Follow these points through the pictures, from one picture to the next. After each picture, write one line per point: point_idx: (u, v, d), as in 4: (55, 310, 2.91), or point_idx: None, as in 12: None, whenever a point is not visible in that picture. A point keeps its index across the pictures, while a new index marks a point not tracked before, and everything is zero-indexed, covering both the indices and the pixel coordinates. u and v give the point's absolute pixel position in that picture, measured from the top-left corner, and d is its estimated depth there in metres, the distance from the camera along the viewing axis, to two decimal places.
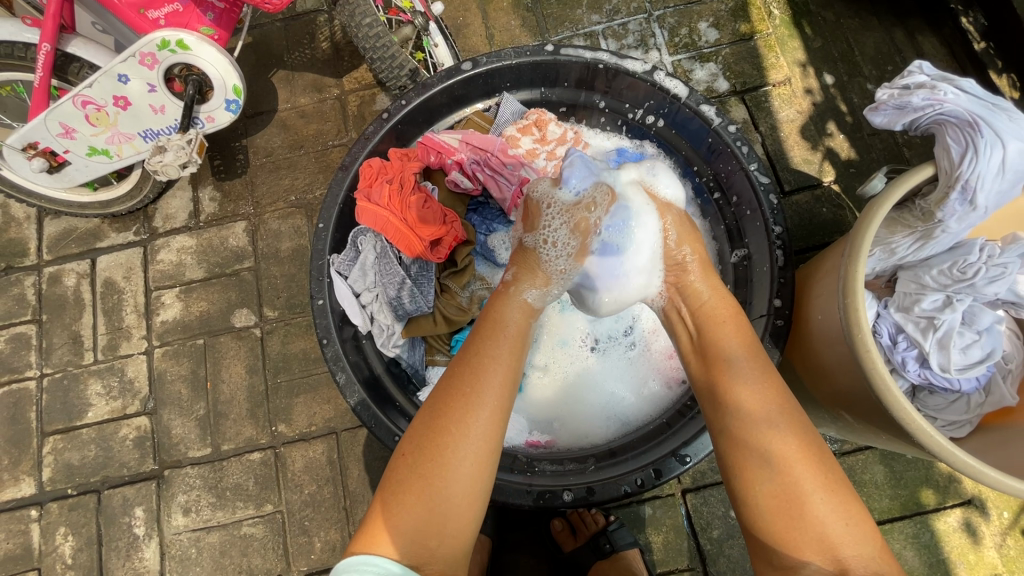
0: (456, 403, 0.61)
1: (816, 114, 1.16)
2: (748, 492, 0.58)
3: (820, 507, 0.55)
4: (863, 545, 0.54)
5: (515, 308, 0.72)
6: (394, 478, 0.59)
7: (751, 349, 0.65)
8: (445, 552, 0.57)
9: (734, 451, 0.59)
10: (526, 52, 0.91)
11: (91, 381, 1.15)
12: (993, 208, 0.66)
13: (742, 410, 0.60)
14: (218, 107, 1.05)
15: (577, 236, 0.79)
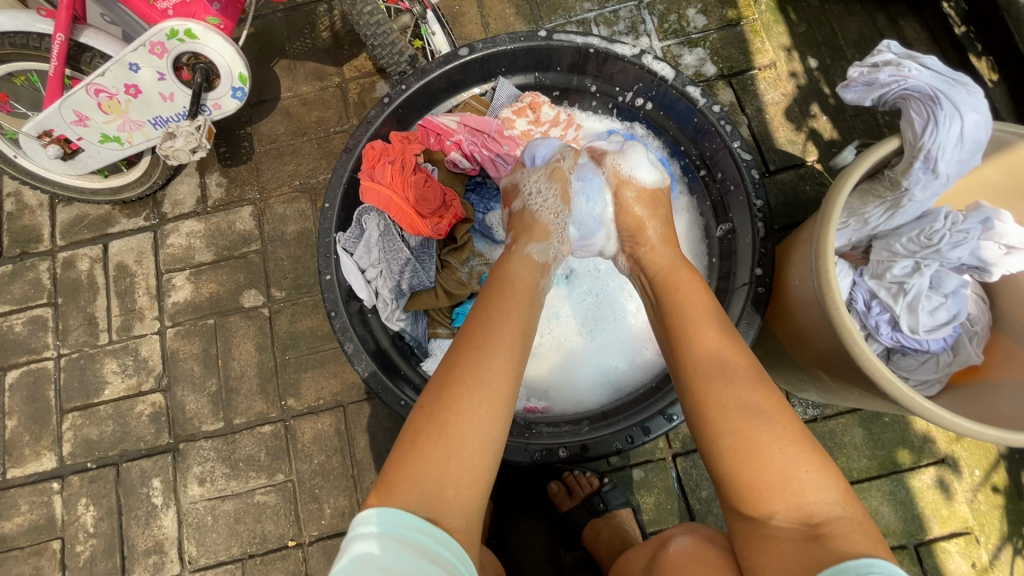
0: (481, 358, 0.63)
1: (800, 97, 1.20)
2: (711, 444, 0.60)
3: (784, 452, 0.57)
4: (827, 490, 0.55)
5: (520, 263, 0.80)
6: (417, 427, 0.60)
7: (706, 305, 0.70)
8: (461, 505, 0.56)
9: (696, 407, 0.62)
10: (520, 38, 0.95)
11: (107, 360, 1.20)
12: (955, 177, 0.70)
13: (699, 365, 0.64)
14: (225, 94, 1.09)
15: (554, 183, 0.90)
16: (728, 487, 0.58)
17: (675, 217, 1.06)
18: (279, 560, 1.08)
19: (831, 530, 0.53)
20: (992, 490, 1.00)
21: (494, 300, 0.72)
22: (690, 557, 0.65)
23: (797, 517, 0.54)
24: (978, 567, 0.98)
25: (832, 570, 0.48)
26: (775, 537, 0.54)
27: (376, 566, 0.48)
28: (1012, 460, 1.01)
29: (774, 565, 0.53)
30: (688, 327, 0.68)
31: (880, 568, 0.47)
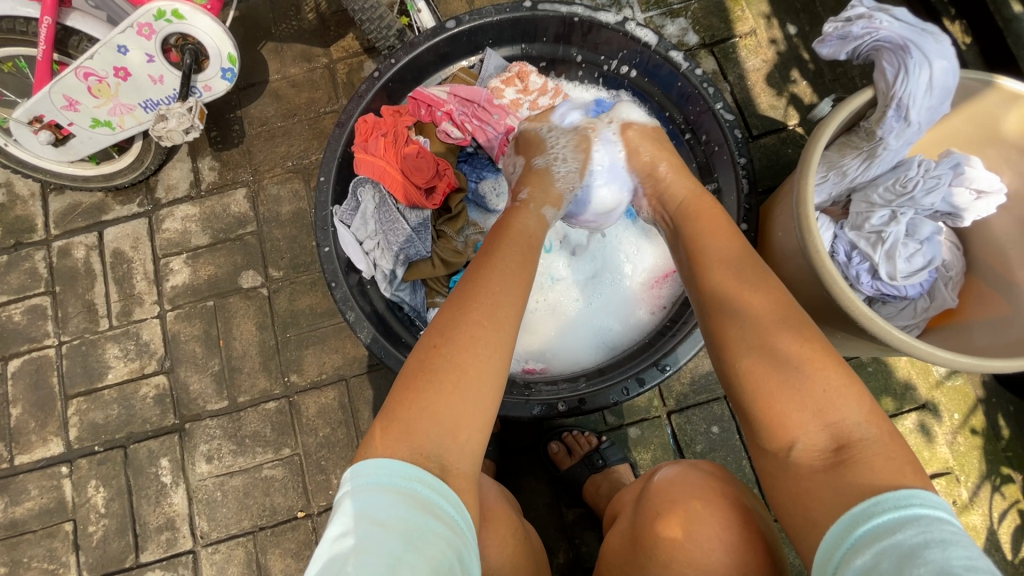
0: (498, 302, 0.64)
1: (780, 63, 1.23)
2: (734, 377, 0.62)
3: (804, 381, 0.57)
4: (849, 411, 0.56)
5: (533, 218, 0.81)
6: (429, 368, 0.59)
7: (726, 240, 0.71)
8: (471, 447, 0.59)
9: (717, 330, 0.65)
10: (506, 9, 0.98)
11: (108, 345, 1.21)
12: (927, 124, 0.74)
13: (718, 290, 0.67)
14: (214, 75, 1.10)
15: (580, 152, 0.92)
16: (751, 420, 0.60)
17: None
18: (289, 531, 1.11)
19: (853, 456, 0.53)
20: (971, 433, 1.06)
21: (511, 251, 0.72)
22: (675, 482, 0.69)
23: (818, 446, 0.56)
24: (959, 505, 1.03)
25: (868, 501, 0.50)
26: (798, 466, 0.56)
27: (373, 521, 0.48)
28: (987, 403, 1.07)
29: (800, 494, 0.55)
30: (708, 270, 0.70)
31: (920, 500, 0.48)
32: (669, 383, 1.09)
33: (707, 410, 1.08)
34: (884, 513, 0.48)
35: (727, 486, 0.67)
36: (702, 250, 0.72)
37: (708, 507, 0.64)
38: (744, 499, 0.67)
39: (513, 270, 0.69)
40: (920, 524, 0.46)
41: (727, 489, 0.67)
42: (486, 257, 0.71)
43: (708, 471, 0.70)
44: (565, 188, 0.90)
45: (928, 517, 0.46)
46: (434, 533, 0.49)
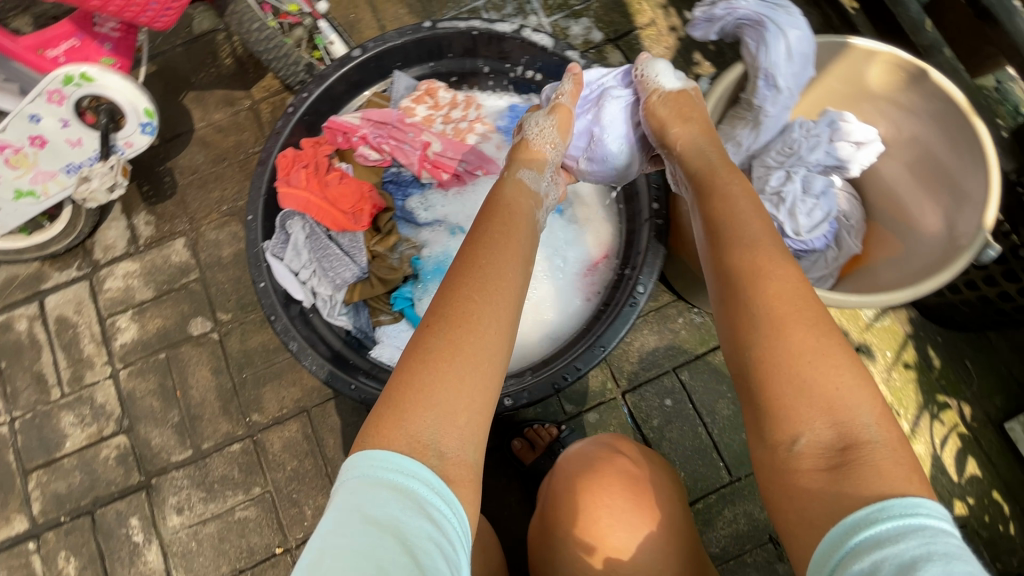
0: (486, 277, 0.65)
1: (682, 48, 1.29)
2: (742, 357, 0.57)
3: (818, 373, 0.52)
4: (861, 410, 0.51)
5: (511, 184, 0.80)
6: (427, 349, 0.58)
7: (745, 218, 0.66)
8: (473, 430, 0.56)
9: (731, 304, 0.60)
10: (407, 32, 1.01)
11: (63, 414, 1.20)
12: (797, 89, 0.80)
13: (737, 262, 0.62)
14: (134, 132, 1.11)
15: (553, 116, 0.91)
16: (755, 405, 0.56)
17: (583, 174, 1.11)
18: (269, 569, 1.11)
19: (859, 458, 0.49)
20: (904, 367, 1.15)
21: (496, 227, 0.73)
22: (575, 458, 0.78)
23: (824, 441, 0.51)
24: None
25: (872, 506, 0.45)
26: (797, 460, 0.51)
27: (364, 518, 0.46)
28: (916, 338, 1.17)
29: (795, 491, 0.51)
30: (727, 247, 0.65)
31: (927, 510, 0.44)
32: (620, 365, 1.14)
33: (659, 385, 1.13)
34: (888, 520, 0.43)
35: (618, 452, 0.76)
36: (725, 228, 0.66)
37: (598, 474, 0.72)
38: (636, 461, 0.75)
39: (501, 248, 0.69)
40: (924, 536, 0.41)
41: (618, 456, 0.75)
42: (474, 236, 0.71)
43: (601, 441, 0.79)
44: (547, 158, 0.88)
45: (932, 529, 0.42)
46: (426, 537, 0.47)
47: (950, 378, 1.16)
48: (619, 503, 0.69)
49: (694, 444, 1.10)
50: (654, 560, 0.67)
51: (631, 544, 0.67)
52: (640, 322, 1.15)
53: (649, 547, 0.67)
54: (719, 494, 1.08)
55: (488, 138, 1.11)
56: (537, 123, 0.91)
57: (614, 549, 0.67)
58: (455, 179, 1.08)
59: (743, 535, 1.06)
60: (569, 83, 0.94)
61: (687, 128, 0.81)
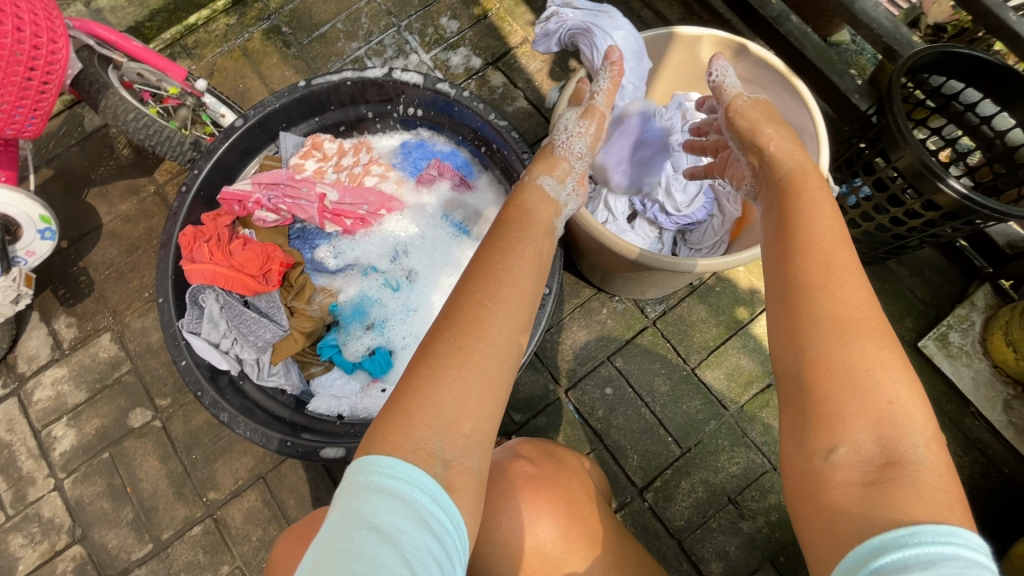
0: (500, 283, 0.57)
1: (557, 58, 1.36)
2: (794, 352, 0.49)
3: (874, 383, 0.46)
4: (911, 428, 0.45)
5: (531, 192, 0.70)
6: (431, 352, 0.53)
7: (820, 209, 0.56)
8: (480, 437, 0.52)
9: (796, 295, 0.51)
10: (283, 93, 1.05)
11: (11, 537, 1.16)
12: (638, 81, 0.93)
13: (814, 248, 0.52)
14: (33, 239, 1.10)
15: (586, 122, 0.80)
16: (794, 403, 0.49)
17: (483, 193, 1.15)
18: None
19: (899, 478, 0.43)
20: None
21: (511, 228, 0.64)
22: None
23: (865, 456, 0.44)
24: None
25: (902, 530, 0.40)
26: (833, 472, 0.45)
27: (365, 523, 0.44)
28: None
29: (825, 507, 0.45)
30: (797, 236, 0.54)
31: (961, 539, 0.38)
32: (558, 364, 1.18)
33: (598, 376, 1.16)
34: (917, 547, 0.38)
35: (516, 456, 0.80)
36: (794, 216, 0.56)
37: (499, 481, 0.75)
38: (533, 461, 0.80)
39: (506, 245, 0.61)
40: (954, 565, 0.37)
41: (517, 460, 0.79)
42: (490, 239, 0.63)
43: (504, 449, 0.83)
44: (572, 164, 0.77)
45: (965, 560, 0.37)
46: (426, 552, 0.44)
47: None
48: (520, 505, 0.72)
49: (642, 425, 1.14)
50: (557, 548, 0.71)
51: (536, 539, 0.70)
52: (568, 320, 1.20)
53: (552, 538, 0.71)
54: (675, 468, 1.11)
55: (386, 177, 1.15)
56: (567, 125, 0.80)
57: (518, 548, 0.70)
58: (360, 222, 1.12)
59: (704, 502, 1.10)
60: (608, 79, 0.84)
61: (783, 130, 0.69)
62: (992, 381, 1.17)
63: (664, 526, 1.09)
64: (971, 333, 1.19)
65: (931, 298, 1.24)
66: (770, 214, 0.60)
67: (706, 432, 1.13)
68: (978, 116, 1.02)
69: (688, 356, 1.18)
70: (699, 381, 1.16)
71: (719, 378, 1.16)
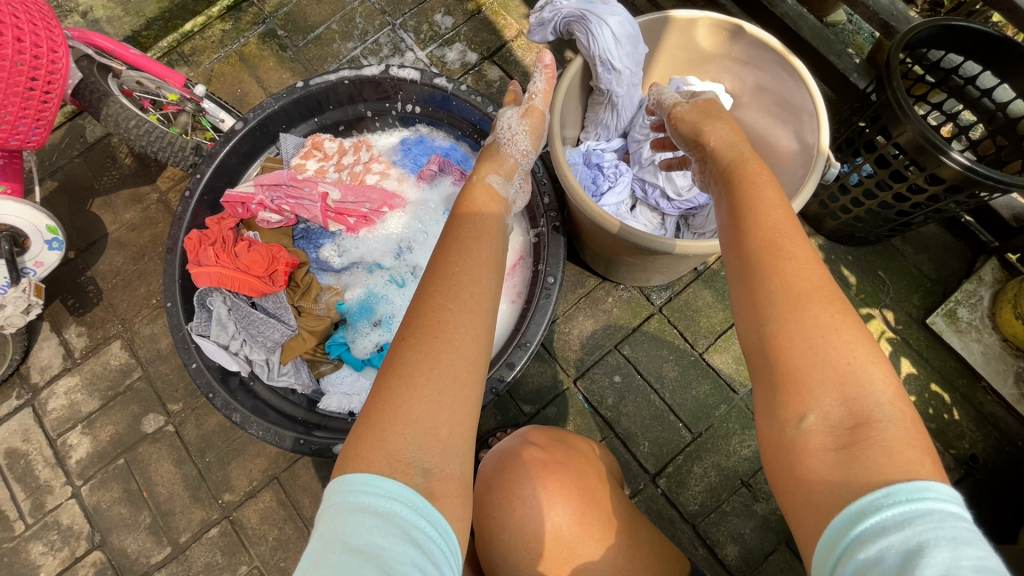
0: (459, 284, 0.60)
1: (553, 49, 1.36)
2: (755, 328, 0.50)
3: (831, 346, 0.46)
4: (873, 386, 0.45)
5: (482, 187, 0.78)
6: (399, 359, 0.55)
7: (769, 188, 0.57)
8: (457, 442, 0.52)
9: (752, 272, 0.52)
10: (282, 95, 1.06)
11: (31, 545, 1.17)
12: (635, 65, 0.91)
13: (764, 224, 0.54)
14: (41, 250, 1.12)
15: (526, 122, 0.91)
16: (763, 379, 0.49)
17: None
18: None
19: (869, 438, 0.43)
20: None
21: (466, 231, 0.69)
22: (494, 458, 0.82)
23: (833, 419, 0.45)
24: None
25: (875, 493, 0.40)
26: (805, 440, 0.45)
27: (344, 547, 0.43)
28: (829, 262, 1.25)
29: (804, 480, 0.45)
30: (746, 216, 0.55)
31: (935, 492, 0.39)
32: (565, 355, 1.18)
33: (606, 364, 1.17)
34: (894, 506, 0.39)
35: (526, 443, 0.80)
36: (743, 196, 0.58)
37: (510, 470, 0.76)
38: (543, 447, 0.79)
39: (473, 253, 0.65)
40: (929, 521, 0.37)
41: (527, 446, 0.79)
42: (445, 242, 0.67)
43: (514, 438, 0.83)
44: (514, 161, 0.88)
45: (941, 513, 0.38)
46: (411, 564, 0.43)
47: (868, 289, 1.23)
48: (531, 492, 0.73)
49: (652, 412, 1.14)
50: (573, 531, 0.71)
51: (551, 524, 0.71)
52: (574, 310, 1.20)
53: (567, 522, 0.71)
54: (686, 454, 1.12)
55: (387, 175, 1.15)
56: (509, 124, 0.92)
57: (536, 534, 0.71)
58: (363, 221, 1.12)
59: (717, 487, 1.10)
60: (541, 81, 0.94)
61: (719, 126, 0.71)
62: (1002, 355, 1.16)
63: (679, 511, 1.09)
64: (979, 308, 1.19)
65: (937, 274, 1.23)
66: (720, 197, 0.62)
67: (716, 417, 1.13)
68: (978, 89, 1.02)
69: (696, 342, 1.18)
70: (707, 366, 1.16)
71: (727, 362, 1.16)
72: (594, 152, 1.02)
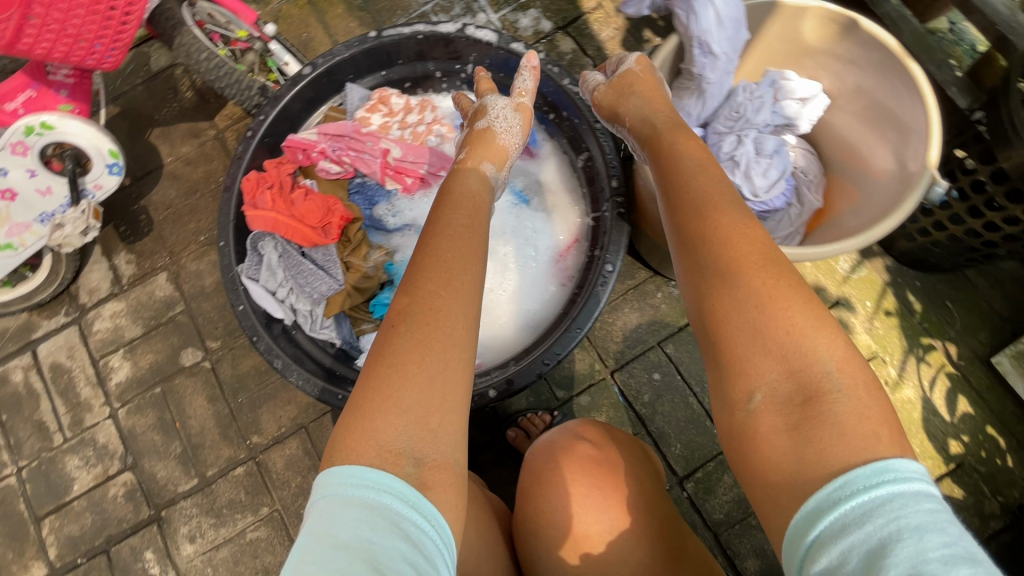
0: (452, 273, 0.60)
1: (631, 27, 1.30)
2: (699, 311, 0.57)
3: (769, 322, 0.51)
4: (820, 357, 0.49)
5: (474, 176, 0.79)
6: (388, 349, 0.54)
7: (706, 174, 0.65)
8: (447, 432, 0.52)
9: (692, 255, 0.59)
10: (354, 43, 1.03)
11: (68, 458, 1.22)
12: (733, 52, 0.87)
13: (699, 206, 0.62)
14: (102, 173, 1.12)
15: (519, 115, 0.93)
16: (716, 362, 0.55)
17: (544, 162, 1.12)
18: None
19: (817, 412, 0.47)
20: (886, 315, 1.16)
21: (456, 216, 0.68)
22: (544, 447, 0.80)
23: (780, 396, 0.49)
24: (892, 384, 1.13)
25: (833, 484, 0.43)
26: (756, 421, 0.50)
27: (334, 542, 0.41)
28: (895, 285, 1.18)
29: (763, 461, 0.49)
30: (684, 199, 0.64)
31: (893, 474, 0.41)
32: (605, 345, 1.15)
33: (646, 360, 1.14)
34: (851, 498, 0.41)
35: (580, 439, 0.78)
36: (684, 181, 0.66)
37: (563, 466, 0.75)
38: (598, 445, 0.77)
39: (465, 239, 0.64)
40: (890, 509, 0.39)
41: (580, 442, 0.77)
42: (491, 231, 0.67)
43: (565, 430, 0.81)
44: (507, 149, 0.89)
45: (900, 498, 0.40)
46: (402, 559, 0.42)
47: (932, 319, 1.16)
48: (584, 489, 0.71)
49: (688, 415, 1.11)
50: (624, 538, 0.68)
51: (599, 525, 0.69)
52: (620, 301, 1.17)
53: (618, 527, 0.69)
54: (718, 461, 1.09)
55: (447, 139, 1.13)
56: (502, 112, 0.92)
57: (585, 533, 0.69)
58: (419, 182, 1.10)
59: (745, 499, 1.07)
60: (529, 78, 0.96)
61: None
62: None
63: (703, 517, 1.07)
64: None
65: (1010, 312, 1.16)
66: (668, 172, 0.70)
67: None
68: None
69: None
70: None
71: None
72: None
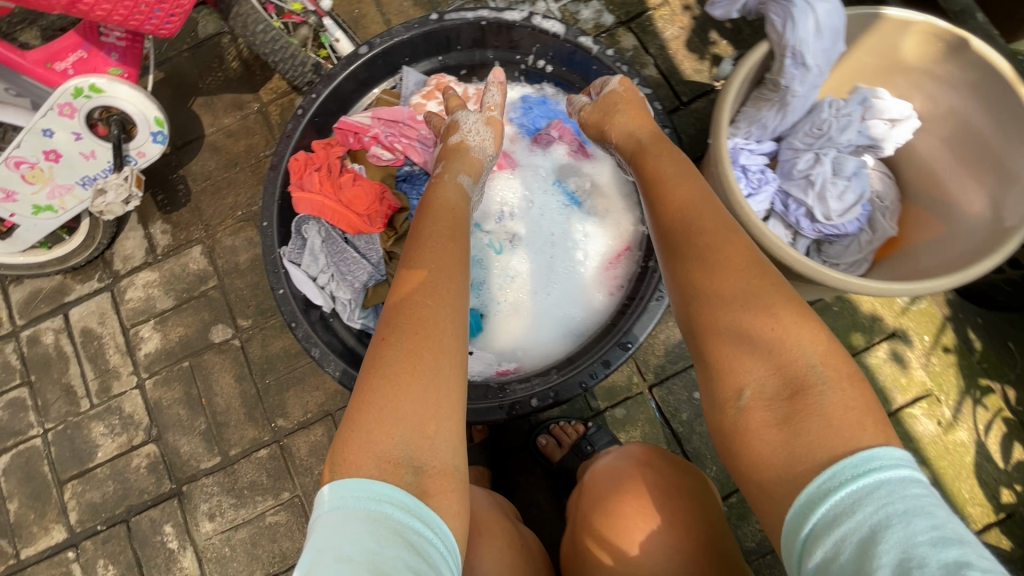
0: (438, 281, 0.58)
1: (698, 27, 1.24)
2: (688, 315, 0.59)
3: (753, 320, 0.52)
4: (804, 351, 0.50)
5: (452, 188, 0.77)
6: (381, 360, 0.52)
7: (690, 179, 0.67)
8: (446, 439, 0.50)
9: (678, 258, 0.61)
10: (414, 25, 0.98)
11: (93, 424, 1.21)
12: (826, 65, 0.82)
13: (685, 209, 0.63)
14: (145, 141, 1.09)
15: (490, 126, 0.91)
16: (705, 365, 0.56)
17: (601, 165, 1.08)
18: None
19: (805, 405, 0.48)
20: (944, 351, 1.10)
21: (438, 226, 0.66)
22: (602, 471, 0.77)
23: (768, 391, 0.50)
24: (943, 424, 1.08)
25: (825, 472, 0.43)
26: (746, 417, 0.50)
27: (338, 556, 0.39)
28: (956, 320, 1.11)
29: (753, 456, 0.49)
30: (668, 203, 0.66)
31: (880, 461, 0.42)
32: (646, 358, 1.11)
33: (687, 377, 1.10)
34: (842, 488, 0.42)
35: (645, 467, 0.74)
36: (669, 186, 0.68)
37: (625, 493, 0.72)
38: (665, 476, 0.73)
39: (448, 248, 0.63)
40: (881, 498, 0.40)
41: (646, 471, 0.74)
42: None
43: (625, 455, 0.78)
44: (481, 162, 0.87)
45: (891, 487, 0.40)
46: (406, 570, 0.40)
47: (993, 360, 1.10)
48: (650, 521, 0.68)
49: None
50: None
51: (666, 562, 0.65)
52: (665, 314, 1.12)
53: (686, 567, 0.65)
54: None
55: None
56: (474, 124, 0.90)
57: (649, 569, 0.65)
58: None
59: None
60: (496, 92, 0.94)
61: None
62: None
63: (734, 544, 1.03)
64: None
65: None
66: (657, 174, 0.72)
67: None
68: None
69: None
70: None
71: None
72: (742, 152, 0.90)
